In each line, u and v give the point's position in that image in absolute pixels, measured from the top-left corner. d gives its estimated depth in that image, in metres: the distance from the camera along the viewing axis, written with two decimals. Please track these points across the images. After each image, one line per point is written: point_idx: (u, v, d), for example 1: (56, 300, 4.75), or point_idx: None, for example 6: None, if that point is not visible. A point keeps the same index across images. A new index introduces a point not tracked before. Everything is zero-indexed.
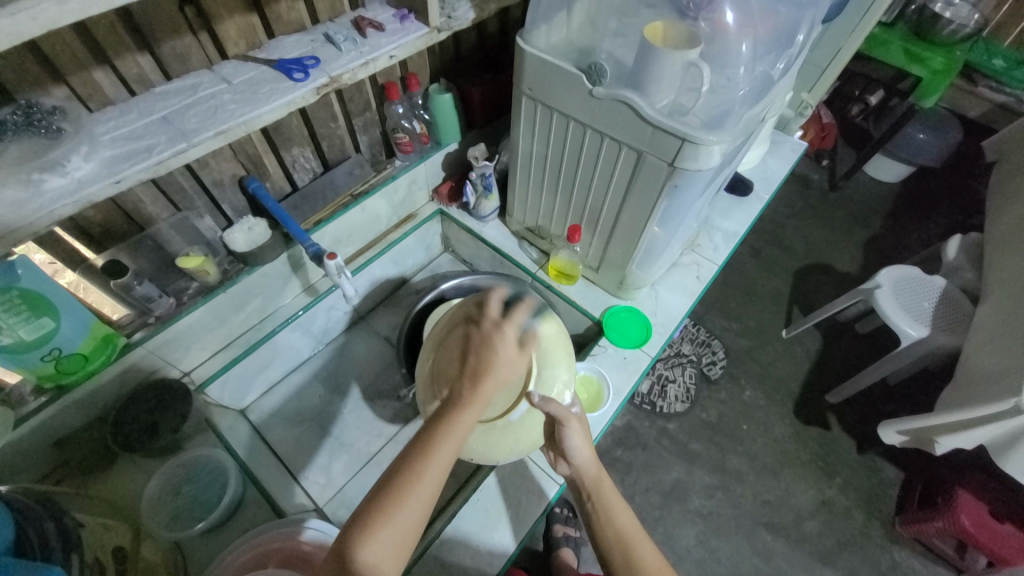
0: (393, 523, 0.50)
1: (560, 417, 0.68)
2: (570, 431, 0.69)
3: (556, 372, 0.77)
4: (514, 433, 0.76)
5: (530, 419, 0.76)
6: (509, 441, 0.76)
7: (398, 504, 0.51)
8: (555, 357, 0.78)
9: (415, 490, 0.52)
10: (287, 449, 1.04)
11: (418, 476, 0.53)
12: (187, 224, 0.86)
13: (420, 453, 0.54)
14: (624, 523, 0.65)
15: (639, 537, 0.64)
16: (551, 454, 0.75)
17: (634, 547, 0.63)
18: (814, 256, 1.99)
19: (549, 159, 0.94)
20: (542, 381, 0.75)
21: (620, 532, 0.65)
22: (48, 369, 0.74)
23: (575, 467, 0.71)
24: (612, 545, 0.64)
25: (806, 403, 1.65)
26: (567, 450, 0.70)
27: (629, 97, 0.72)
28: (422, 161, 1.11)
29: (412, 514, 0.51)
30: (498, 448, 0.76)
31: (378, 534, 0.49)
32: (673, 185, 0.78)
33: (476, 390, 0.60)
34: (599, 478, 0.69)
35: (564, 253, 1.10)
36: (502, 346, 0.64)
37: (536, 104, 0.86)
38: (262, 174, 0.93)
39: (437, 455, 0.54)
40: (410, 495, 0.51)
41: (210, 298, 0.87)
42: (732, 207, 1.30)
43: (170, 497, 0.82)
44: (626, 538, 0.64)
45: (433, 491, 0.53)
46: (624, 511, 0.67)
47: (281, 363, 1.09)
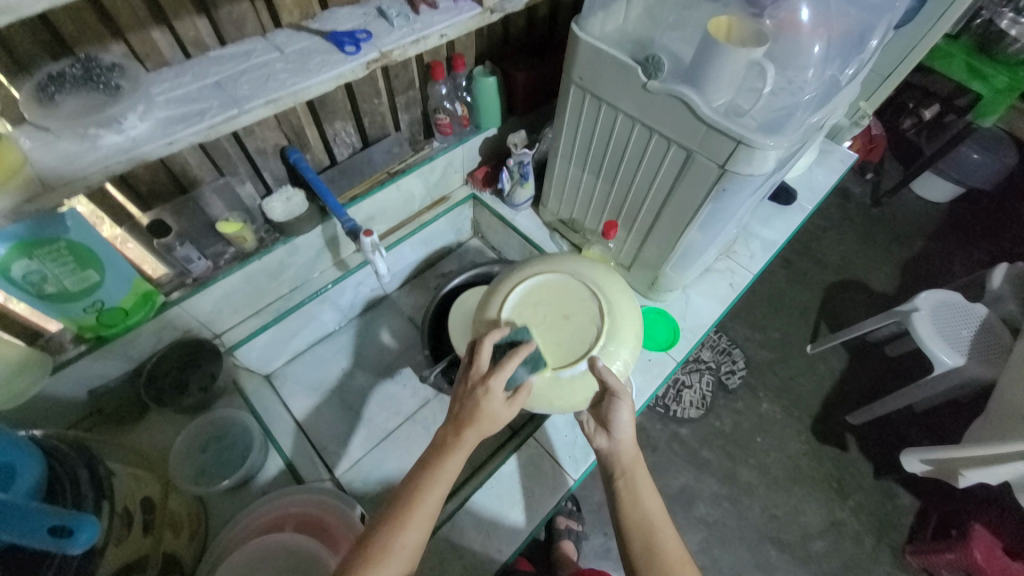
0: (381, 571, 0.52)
1: (615, 389, 0.69)
2: (621, 405, 0.69)
3: (619, 346, 0.74)
4: (560, 390, 0.72)
5: (583, 384, 0.72)
6: (554, 395, 0.72)
7: (387, 552, 0.54)
8: (623, 332, 0.75)
9: (403, 538, 0.55)
10: (307, 417, 1.06)
11: (402, 530, 0.55)
12: (229, 190, 0.87)
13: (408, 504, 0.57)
14: (651, 510, 0.65)
15: (664, 525, 0.64)
16: (590, 425, 0.73)
17: (658, 534, 0.63)
18: (847, 272, 1.93)
19: (593, 151, 0.92)
20: (606, 352, 0.73)
21: (645, 519, 0.64)
22: (89, 320, 0.76)
23: (613, 442, 0.70)
24: (636, 532, 0.64)
25: (825, 422, 1.61)
26: (613, 423, 0.70)
27: (685, 94, 0.70)
28: (461, 144, 1.10)
29: (399, 563, 0.54)
30: (539, 400, 0.73)
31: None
32: (722, 189, 0.75)
33: (459, 440, 0.60)
34: (636, 459, 0.69)
35: (596, 248, 1.07)
36: (489, 406, 0.61)
37: (585, 94, 0.84)
38: (303, 146, 0.94)
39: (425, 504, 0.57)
40: (399, 543, 0.54)
41: (246, 264, 0.89)
42: (772, 215, 1.26)
43: (197, 453, 0.86)
44: (651, 524, 0.64)
45: (417, 542, 0.55)
46: (653, 497, 0.67)
47: (307, 334, 1.10)
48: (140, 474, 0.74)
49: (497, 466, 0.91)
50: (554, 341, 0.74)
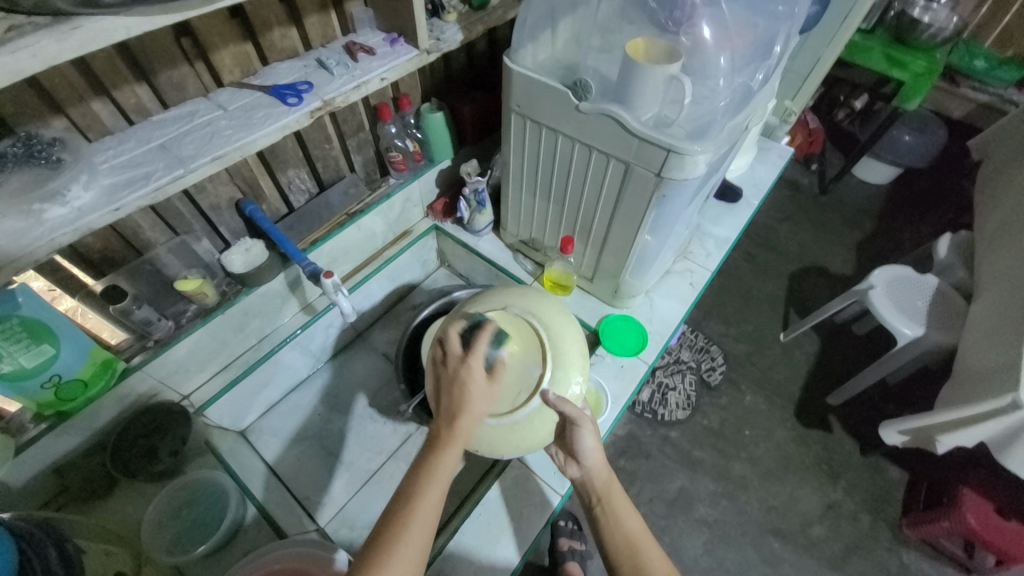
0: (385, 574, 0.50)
1: (574, 418, 0.70)
2: (583, 431, 0.70)
3: (568, 372, 0.76)
4: (521, 431, 0.73)
5: (542, 418, 0.73)
6: (518, 438, 0.73)
7: (390, 553, 0.51)
8: (569, 357, 0.77)
9: (405, 535, 0.53)
10: (287, 469, 1.03)
11: (405, 528, 0.53)
12: (185, 248, 0.88)
13: (407, 501, 0.55)
14: (632, 528, 0.66)
15: (645, 538, 0.66)
16: (560, 456, 0.77)
17: (642, 551, 0.64)
18: (808, 259, 2.01)
19: (540, 172, 0.96)
20: (556, 381, 0.74)
21: (629, 537, 0.66)
22: (48, 396, 0.74)
23: (585, 470, 0.73)
24: (621, 553, 0.65)
25: (807, 406, 1.65)
26: (579, 451, 0.72)
27: (615, 111, 0.74)
28: (416, 179, 1.13)
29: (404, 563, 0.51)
30: (504, 447, 0.74)
31: None
32: (663, 194, 0.80)
33: (452, 429, 0.60)
34: (610, 481, 0.71)
35: (558, 264, 1.11)
36: (472, 383, 0.62)
37: (525, 120, 0.88)
38: (258, 197, 0.95)
39: (425, 499, 0.55)
40: (404, 540, 0.52)
41: (209, 320, 0.88)
42: (722, 213, 1.32)
43: (170, 520, 0.82)
44: (635, 544, 0.65)
45: (424, 539, 0.54)
46: (632, 516, 0.68)
47: (280, 383, 1.09)
48: (111, 547, 0.75)
49: (483, 493, 0.91)
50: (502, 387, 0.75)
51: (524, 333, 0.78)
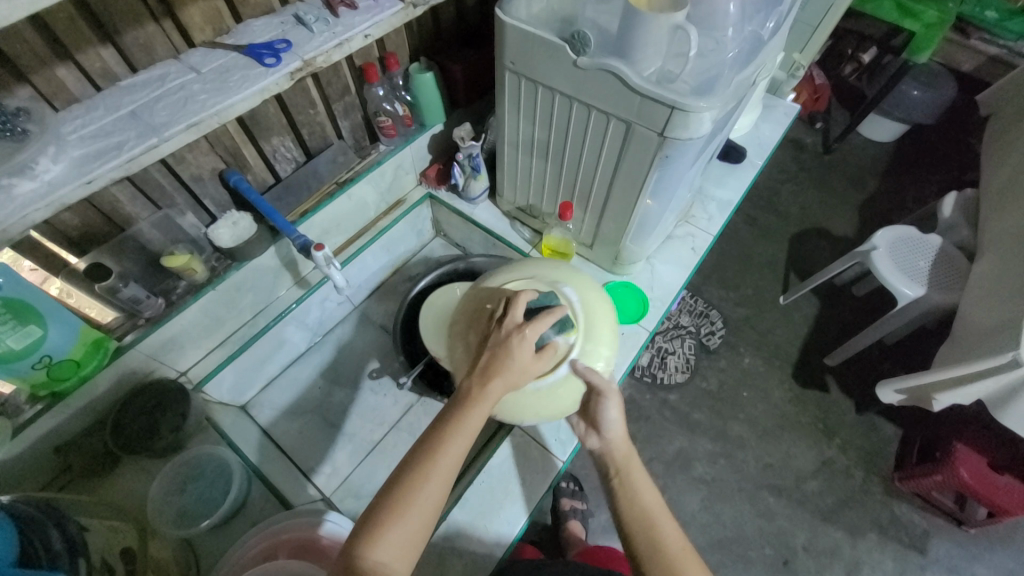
0: (403, 520, 0.50)
1: (602, 389, 0.70)
2: (608, 404, 0.71)
3: (598, 345, 0.75)
4: (545, 398, 0.73)
5: (568, 387, 0.73)
6: (542, 405, 0.73)
7: (411, 497, 0.51)
8: (601, 331, 0.77)
9: (424, 489, 0.52)
10: (290, 441, 1.04)
11: (428, 475, 0.52)
12: (169, 222, 0.84)
13: (432, 452, 0.54)
14: (650, 503, 0.63)
15: (664, 515, 0.62)
16: (580, 425, 0.77)
17: (658, 525, 0.60)
18: (810, 221, 1.98)
19: (536, 135, 0.91)
20: (585, 353, 0.74)
21: (642, 514, 0.62)
22: (40, 377, 0.73)
23: (605, 441, 0.73)
24: (636, 521, 0.61)
25: (806, 367, 1.66)
26: (603, 421, 0.73)
27: (615, 66, 0.70)
28: (408, 145, 1.09)
29: (420, 510, 0.51)
30: (527, 410, 0.75)
31: (391, 528, 0.50)
32: (665, 156, 0.76)
33: (487, 389, 0.58)
34: (629, 456, 0.70)
35: (557, 231, 1.08)
36: (521, 350, 0.61)
37: (519, 79, 0.83)
38: (243, 167, 0.91)
39: (448, 454, 0.54)
40: (423, 489, 0.52)
41: (199, 296, 0.86)
42: (724, 175, 1.28)
43: (175, 495, 0.83)
44: (651, 516, 0.61)
45: (443, 488, 0.53)
46: (651, 491, 0.65)
47: (278, 357, 1.08)
48: (116, 524, 0.74)
49: (485, 461, 0.91)
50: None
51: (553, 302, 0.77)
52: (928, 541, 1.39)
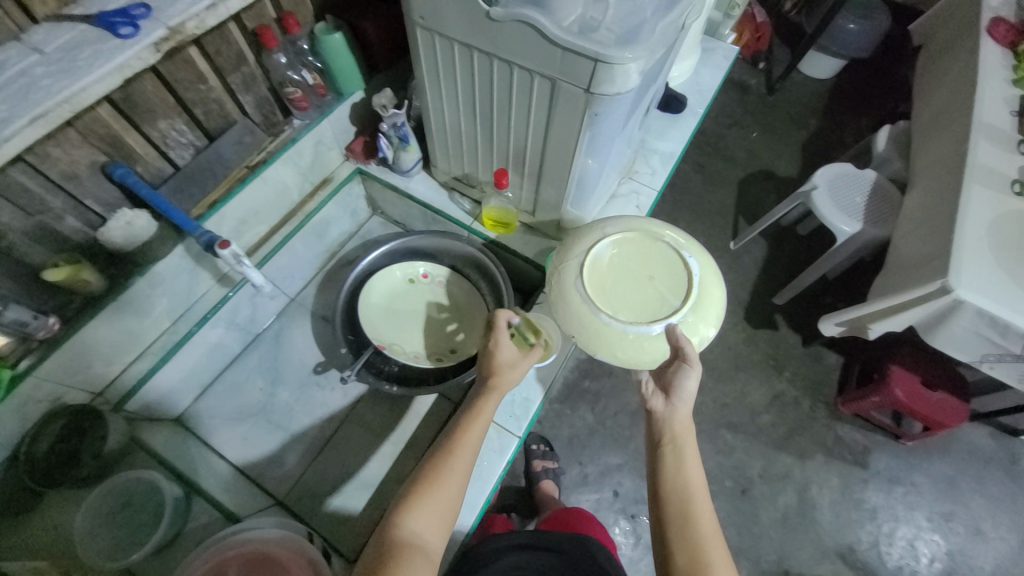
0: (435, 493, 0.59)
1: (687, 359, 0.68)
2: (690, 375, 0.69)
3: (699, 321, 0.71)
4: (633, 349, 0.69)
5: (654, 349, 0.69)
6: (619, 348, 0.69)
7: (441, 474, 0.61)
8: (705, 308, 0.72)
9: (451, 466, 0.62)
10: (236, 449, 0.98)
11: (453, 454, 0.63)
12: (47, 230, 0.73)
13: (453, 441, 0.64)
14: (694, 480, 0.64)
15: (703, 497, 0.64)
16: (646, 386, 0.74)
17: (694, 505, 0.62)
18: (756, 163, 2.00)
19: (461, 98, 0.84)
20: (684, 322, 0.70)
21: (682, 490, 0.64)
22: None
23: (670, 411, 0.70)
24: (673, 494, 0.64)
25: (756, 308, 1.72)
26: (676, 390, 0.70)
27: (532, 17, 0.63)
28: (325, 117, 0.99)
29: (451, 484, 0.61)
30: (603, 345, 0.70)
31: (426, 502, 0.59)
32: (594, 114, 0.72)
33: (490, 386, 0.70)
34: (688, 431, 0.69)
35: (495, 201, 1.02)
36: (510, 354, 0.72)
37: (433, 36, 0.75)
38: (131, 158, 0.79)
39: (467, 438, 0.65)
40: (451, 467, 0.62)
41: (98, 310, 0.78)
42: (666, 126, 1.25)
43: (107, 527, 0.77)
44: (690, 492, 0.63)
45: (465, 469, 0.63)
46: (697, 470, 0.66)
47: (211, 361, 1.00)
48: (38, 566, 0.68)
49: None
50: (631, 296, 0.71)
51: (670, 263, 0.73)
52: (869, 456, 1.51)
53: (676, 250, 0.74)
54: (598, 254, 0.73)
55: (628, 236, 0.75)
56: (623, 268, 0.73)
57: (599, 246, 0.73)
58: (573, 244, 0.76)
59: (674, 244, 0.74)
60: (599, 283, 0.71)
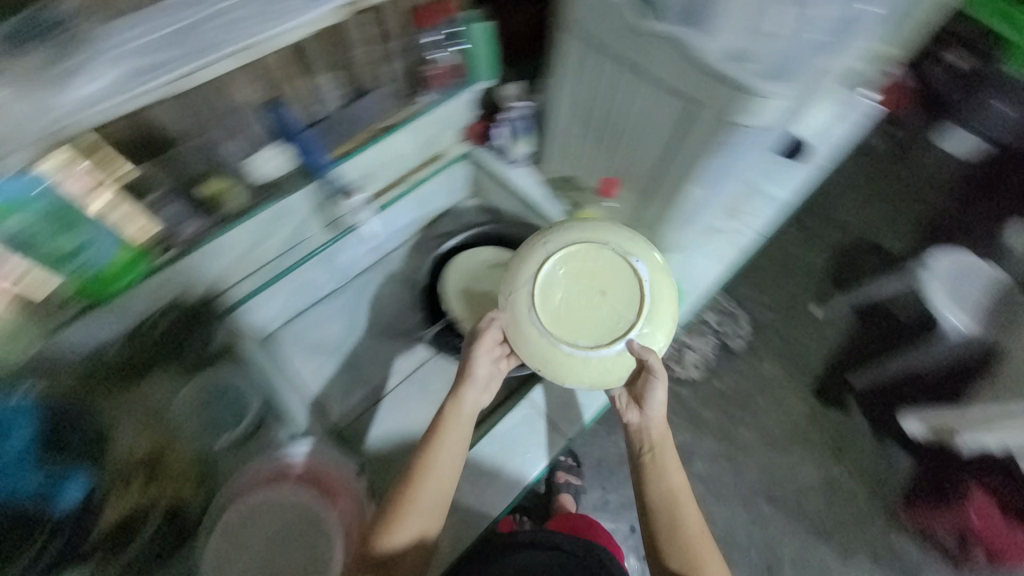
0: (412, 511, 0.71)
1: (654, 372, 0.72)
2: (657, 385, 0.73)
3: (659, 328, 0.74)
4: (598, 370, 0.72)
5: (619, 364, 0.72)
6: (588, 374, 0.71)
7: (411, 500, 0.72)
8: (664, 313, 0.74)
9: (421, 489, 0.72)
10: (306, 376, 1.08)
11: (423, 479, 0.73)
12: (207, 149, 0.82)
13: (422, 463, 0.74)
14: (676, 484, 0.76)
15: (685, 497, 0.76)
16: (621, 399, 0.79)
17: (680, 506, 0.76)
18: (867, 229, 1.83)
19: (591, 104, 0.87)
20: (644, 334, 0.72)
21: (670, 490, 0.76)
22: (82, 281, 0.75)
23: (645, 420, 0.77)
24: (661, 502, 0.76)
25: (830, 383, 1.59)
26: (648, 401, 0.75)
27: (686, 38, 0.65)
28: (448, 99, 1.03)
29: (420, 504, 0.72)
30: (571, 374, 0.72)
31: (403, 521, 0.71)
32: (725, 143, 0.71)
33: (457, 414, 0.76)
34: (664, 436, 0.78)
35: (595, 209, 1.04)
36: (481, 380, 0.76)
37: (583, 45, 0.78)
38: (286, 102, 0.87)
39: (436, 464, 0.74)
40: (419, 491, 0.72)
41: (232, 225, 0.87)
42: (782, 170, 1.19)
43: (197, 411, 0.88)
44: (676, 497, 0.76)
45: (439, 488, 0.74)
46: (677, 473, 0.77)
47: (302, 295, 1.09)
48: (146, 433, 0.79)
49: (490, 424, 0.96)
50: (587, 319, 0.72)
51: (623, 273, 0.74)
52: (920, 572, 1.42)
53: (623, 258, 0.74)
54: (549, 277, 0.73)
55: (574, 249, 0.74)
56: (577, 287, 0.73)
57: (547, 267, 0.73)
58: (518, 269, 0.75)
59: (622, 251, 0.74)
60: (554, 309, 0.72)
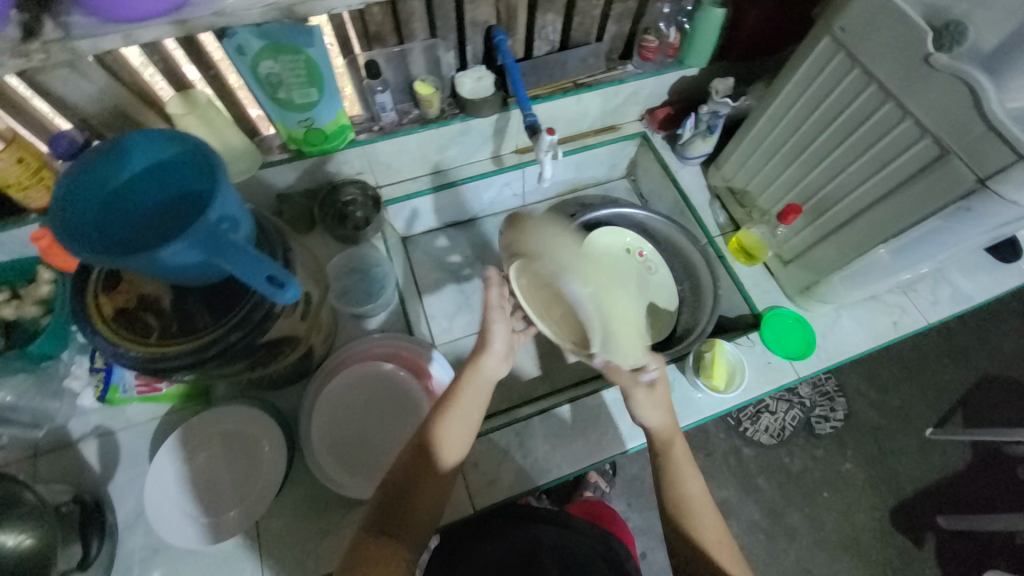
0: (450, 428, 0.66)
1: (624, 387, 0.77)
2: (636, 397, 0.76)
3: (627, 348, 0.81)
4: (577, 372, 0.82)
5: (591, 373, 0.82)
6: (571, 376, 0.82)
7: (447, 418, 0.67)
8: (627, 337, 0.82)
9: (458, 409, 0.67)
10: (423, 281, 1.13)
11: (456, 401, 0.68)
12: (433, 52, 0.90)
13: (455, 387, 0.69)
14: (691, 492, 0.71)
15: (703, 507, 0.70)
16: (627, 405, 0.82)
17: (695, 519, 0.69)
18: (1015, 370, 1.69)
19: (806, 125, 0.81)
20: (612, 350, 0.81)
21: (681, 498, 0.71)
22: (299, 133, 0.86)
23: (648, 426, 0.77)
24: (676, 509, 0.71)
25: (909, 511, 1.51)
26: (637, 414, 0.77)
27: (979, 80, 0.57)
28: (656, 75, 1.02)
29: (458, 423, 0.67)
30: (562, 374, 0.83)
31: (443, 434, 0.66)
32: (961, 207, 0.63)
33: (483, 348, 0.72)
34: (675, 438, 0.75)
35: (757, 231, 0.98)
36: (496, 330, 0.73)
37: (838, 52, 0.72)
38: (510, 30, 0.93)
39: (468, 388, 0.69)
40: (456, 411, 0.67)
41: (427, 127, 0.94)
42: (980, 267, 1.03)
43: (341, 274, 0.93)
44: (691, 506, 0.70)
45: (473, 412, 0.68)
46: (694, 481, 0.72)
47: (446, 214, 1.15)
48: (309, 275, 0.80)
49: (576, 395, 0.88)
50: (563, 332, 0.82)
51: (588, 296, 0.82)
52: None
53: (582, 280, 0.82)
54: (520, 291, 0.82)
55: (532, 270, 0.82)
56: (544, 300, 0.82)
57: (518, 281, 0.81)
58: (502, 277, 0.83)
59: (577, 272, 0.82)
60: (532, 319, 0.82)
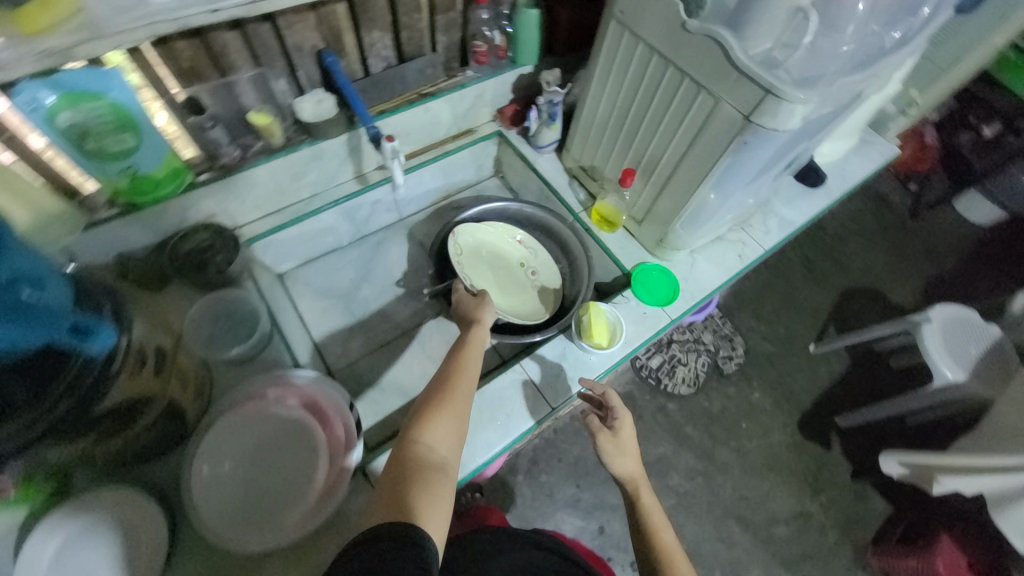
0: (444, 411, 0.65)
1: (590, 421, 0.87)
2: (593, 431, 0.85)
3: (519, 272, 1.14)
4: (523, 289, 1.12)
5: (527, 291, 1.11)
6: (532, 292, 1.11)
7: (444, 403, 0.67)
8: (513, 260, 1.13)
9: (454, 394, 0.69)
10: (310, 316, 1.10)
11: (452, 387, 0.70)
12: (263, 81, 0.89)
13: (449, 375, 0.72)
14: (667, 540, 0.75)
15: (679, 556, 0.73)
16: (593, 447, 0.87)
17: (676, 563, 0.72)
18: (868, 280, 1.97)
19: (622, 97, 0.92)
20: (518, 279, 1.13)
21: (660, 545, 0.74)
22: (125, 184, 0.81)
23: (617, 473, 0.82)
24: (658, 557, 0.73)
25: (813, 419, 1.69)
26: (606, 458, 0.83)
27: (723, 36, 0.69)
28: (494, 76, 1.10)
29: (458, 404, 0.68)
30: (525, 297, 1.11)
31: (437, 419, 0.64)
32: (743, 141, 0.74)
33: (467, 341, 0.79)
34: (642, 477, 0.82)
35: (611, 198, 1.07)
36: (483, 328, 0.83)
37: (624, 30, 0.83)
38: (340, 51, 0.94)
39: (464, 375, 0.72)
40: (453, 395, 0.68)
41: (272, 157, 0.93)
42: (798, 195, 1.22)
43: (209, 321, 0.87)
44: (670, 555, 0.73)
45: (465, 398, 0.69)
46: (668, 530, 0.76)
47: (322, 242, 1.13)
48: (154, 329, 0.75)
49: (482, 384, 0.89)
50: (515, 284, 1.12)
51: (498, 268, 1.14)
52: None
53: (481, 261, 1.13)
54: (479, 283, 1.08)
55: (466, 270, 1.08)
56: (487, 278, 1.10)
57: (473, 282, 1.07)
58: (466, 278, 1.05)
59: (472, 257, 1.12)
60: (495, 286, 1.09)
